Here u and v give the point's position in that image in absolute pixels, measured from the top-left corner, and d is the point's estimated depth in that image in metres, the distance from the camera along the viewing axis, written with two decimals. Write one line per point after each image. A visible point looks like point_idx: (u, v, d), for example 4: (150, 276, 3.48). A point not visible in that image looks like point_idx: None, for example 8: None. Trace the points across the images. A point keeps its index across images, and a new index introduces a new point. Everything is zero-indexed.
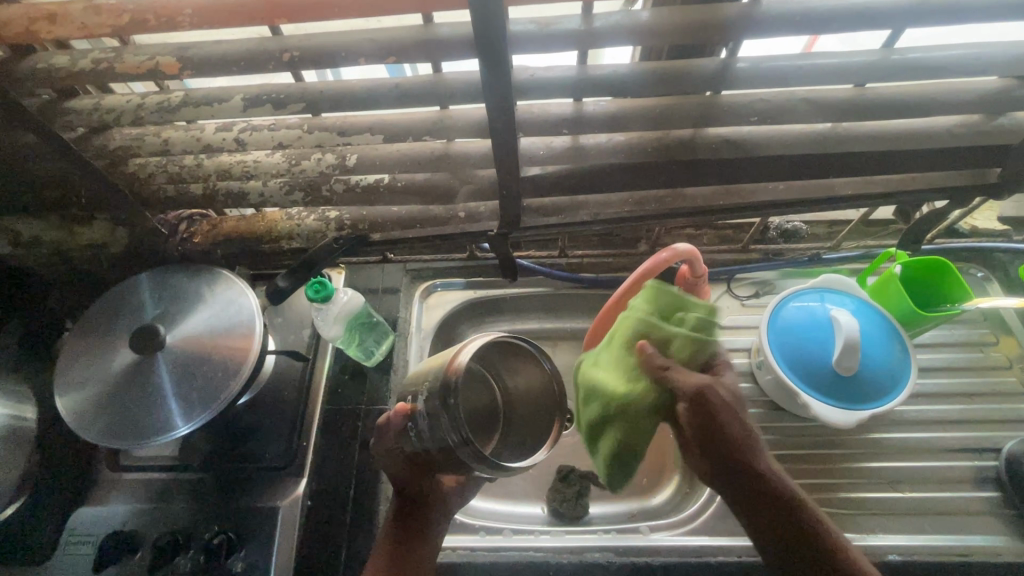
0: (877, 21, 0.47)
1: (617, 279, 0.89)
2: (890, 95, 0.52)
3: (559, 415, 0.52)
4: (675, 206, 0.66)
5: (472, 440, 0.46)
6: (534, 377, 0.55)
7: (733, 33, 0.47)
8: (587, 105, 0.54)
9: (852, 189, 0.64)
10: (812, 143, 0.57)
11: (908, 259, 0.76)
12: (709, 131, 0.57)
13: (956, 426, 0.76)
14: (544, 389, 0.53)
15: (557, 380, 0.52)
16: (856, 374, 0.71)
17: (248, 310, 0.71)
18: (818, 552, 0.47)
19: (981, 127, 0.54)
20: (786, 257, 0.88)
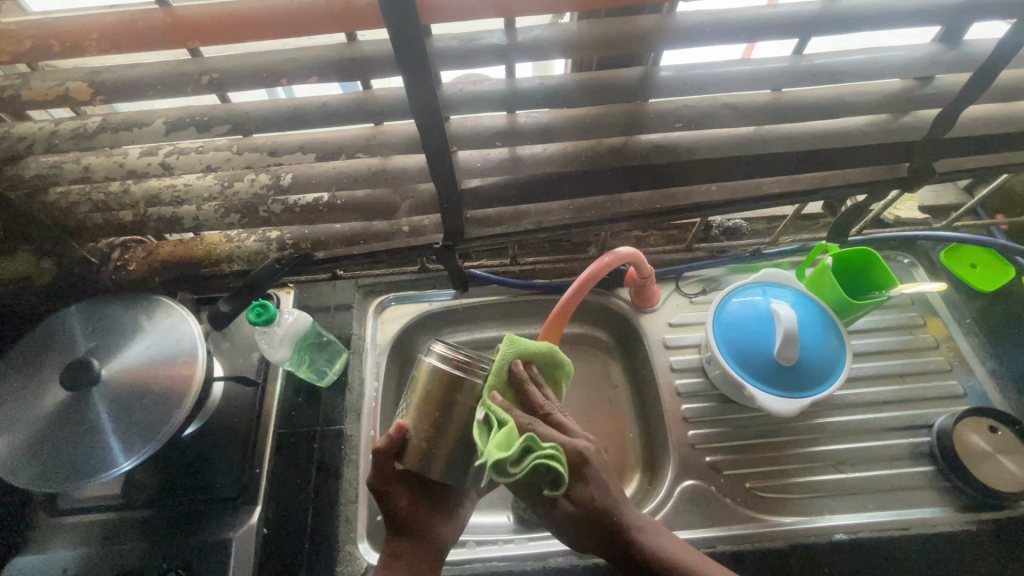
0: (783, 30, 0.49)
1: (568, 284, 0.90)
2: (803, 99, 0.55)
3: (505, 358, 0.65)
4: (615, 211, 0.67)
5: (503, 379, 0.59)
6: None
7: (651, 44, 0.49)
8: (520, 118, 0.55)
9: (780, 188, 0.66)
10: (736, 145, 0.59)
11: (842, 251, 0.80)
12: (640, 138, 0.59)
13: (892, 406, 0.80)
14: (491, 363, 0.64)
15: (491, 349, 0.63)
16: (798, 364, 0.73)
17: (189, 337, 0.68)
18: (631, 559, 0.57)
19: (888, 126, 0.58)
20: (730, 254, 0.91)
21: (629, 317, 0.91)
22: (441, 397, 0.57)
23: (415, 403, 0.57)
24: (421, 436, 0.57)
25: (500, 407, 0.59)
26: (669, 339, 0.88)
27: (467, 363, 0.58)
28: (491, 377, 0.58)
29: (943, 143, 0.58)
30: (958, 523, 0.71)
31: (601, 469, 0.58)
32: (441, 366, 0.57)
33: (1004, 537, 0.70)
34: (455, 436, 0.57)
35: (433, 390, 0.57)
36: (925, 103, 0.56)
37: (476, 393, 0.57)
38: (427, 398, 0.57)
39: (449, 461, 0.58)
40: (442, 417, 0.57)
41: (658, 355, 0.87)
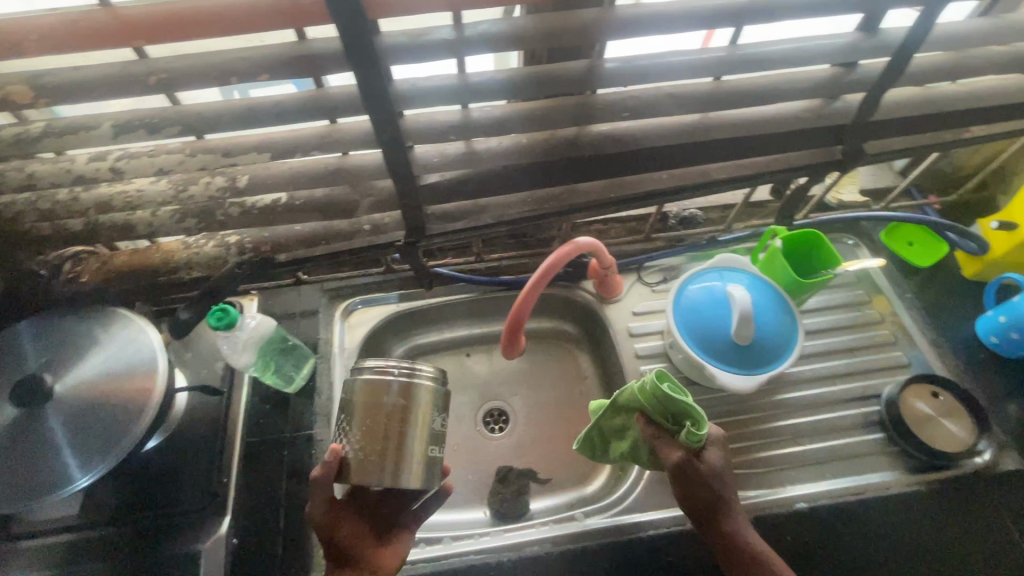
0: (716, 20, 0.52)
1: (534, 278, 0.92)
2: (740, 87, 0.58)
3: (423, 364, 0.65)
4: (572, 201, 0.69)
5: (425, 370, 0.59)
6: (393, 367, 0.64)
7: (595, 35, 0.51)
8: (474, 112, 0.57)
9: (727, 173, 0.69)
10: (682, 133, 0.62)
11: (789, 234, 0.83)
12: (591, 129, 0.61)
13: (845, 379, 0.85)
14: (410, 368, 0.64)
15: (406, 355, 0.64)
16: (754, 342, 0.77)
17: (148, 347, 0.67)
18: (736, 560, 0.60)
19: (821, 111, 0.62)
20: (687, 242, 0.95)
21: (594, 308, 0.93)
22: (378, 410, 0.57)
23: (351, 425, 0.57)
24: (359, 455, 0.56)
25: (434, 403, 0.59)
26: (633, 327, 0.91)
27: (395, 368, 0.58)
28: (417, 378, 0.58)
29: (870, 125, 0.63)
30: (908, 485, 0.75)
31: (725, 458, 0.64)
32: (371, 380, 0.57)
33: (950, 495, 0.74)
34: (374, 439, 0.56)
35: (367, 405, 0.57)
36: (853, 88, 0.59)
37: (409, 392, 0.58)
38: (364, 416, 0.57)
39: (393, 461, 0.56)
40: (378, 425, 0.56)
41: (623, 343, 0.90)
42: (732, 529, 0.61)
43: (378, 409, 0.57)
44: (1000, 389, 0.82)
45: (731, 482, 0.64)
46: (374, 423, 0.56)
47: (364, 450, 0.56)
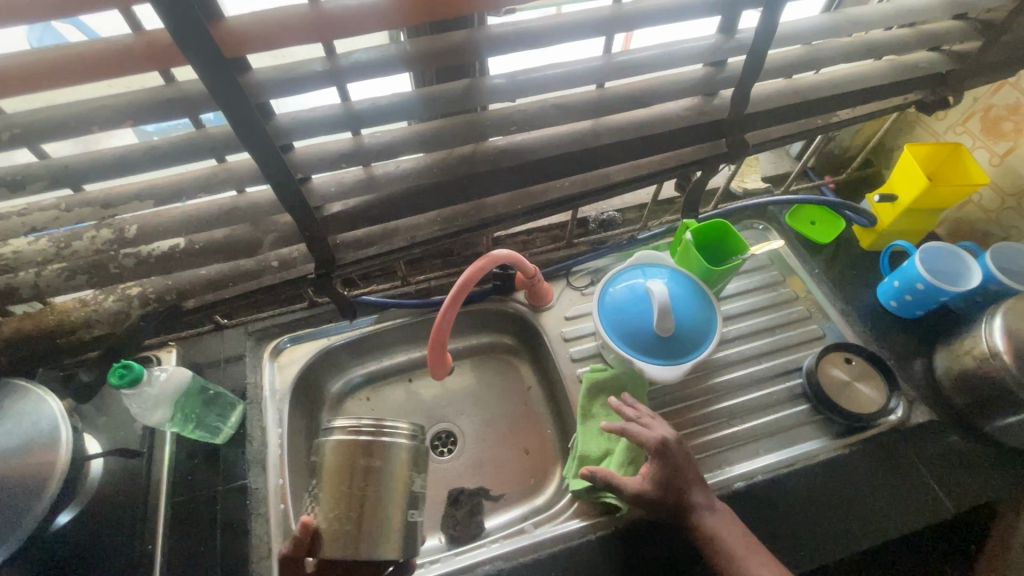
0: (585, 33, 0.55)
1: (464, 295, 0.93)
2: (620, 92, 0.61)
3: None
4: (481, 216, 0.70)
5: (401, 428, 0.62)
6: None
7: (470, 55, 0.53)
8: (364, 138, 0.57)
9: (626, 175, 0.72)
10: (574, 140, 0.64)
11: (699, 226, 0.87)
12: (487, 145, 0.63)
13: (767, 356, 0.89)
14: None
15: None
16: (676, 333, 0.79)
17: (49, 418, 0.63)
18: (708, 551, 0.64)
19: (699, 108, 0.66)
20: (609, 244, 0.98)
21: (526, 318, 0.94)
22: (349, 472, 0.59)
23: (323, 490, 0.59)
24: (334, 522, 0.57)
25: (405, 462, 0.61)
26: (566, 331, 0.93)
27: (366, 428, 0.61)
28: (390, 438, 0.61)
29: (746, 117, 0.67)
30: (836, 449, 0.79)
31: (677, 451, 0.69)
32: (341, 442, 0.59)
33: (873, 454, 0.78)
34: (351, 505, 0.58)
35: (339, 465, 0.59)
36: (725, 85, 0.64)
37: (382, 452, 0.60)
38: (336, 480, 0.58)
39: (368, 524, 0.58)
40: (350, 488, 0.58)
41: (558, 349, 0.91)
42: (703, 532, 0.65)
43: (350, 472, 0.59)
44: (905, 348, 0.88)
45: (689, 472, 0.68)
46: (346, 487, 0.58)
47: (343, 517, 0.58)
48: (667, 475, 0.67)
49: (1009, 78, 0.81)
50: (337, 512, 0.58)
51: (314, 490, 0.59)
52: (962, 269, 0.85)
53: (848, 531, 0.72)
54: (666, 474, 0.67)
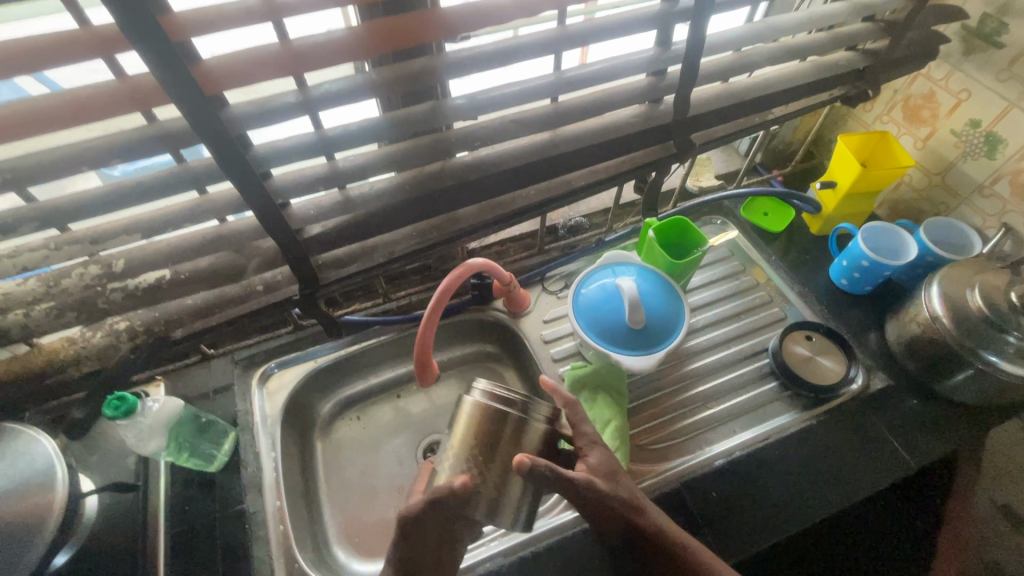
0: (535, 53, 0.60)
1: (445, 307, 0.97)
2: (572, 105, 0.67)
3: None
4: (455, 227, 0.74)
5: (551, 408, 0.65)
6: None
7: (433, 78, 0.57)
8: (340, 162, 0.61)
9: (587, 180, 0.78)
10: (535, 151, 0.70)
11: (660, 223, 0.93)
12: (454, 161, 0.67)
13: (735, 340, 0.95)
14: None
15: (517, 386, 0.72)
16: (647, 325, 0.84)
17: (44, 456, 0.64)
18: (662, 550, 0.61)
19: (646, 115, 0.72)
20: (580, 248, 1.03)
21: (507, 324, 0.99)
22: (496, 436, 0.62)
23: (460, 448, 0.63)
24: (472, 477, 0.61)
25: (541, 442, 0.64)
26: (546, 334, 0.97)
27: (514, 399, 0.64)
28: (534, 414, 0.64)
29: (690, 120, 0.73)
30: (805, 421, 0.84)
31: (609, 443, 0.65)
32: (483, 405, 0.63)
33: (840, 421, 0.84)
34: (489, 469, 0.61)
35: (480, 422, 0.63)
36: (667, 92, 0.70)
37: (522, 430, 0.63)
38: (478, 443, 0.62)
39: (501, 490, 0.62)
40: (492, 452, 0.62)
41: (539, 351, 0.95)
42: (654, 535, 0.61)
43: (491, 438, 0.62)
44: (860, 321, 0.94)
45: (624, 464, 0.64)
46: (488, 452, 0.62)
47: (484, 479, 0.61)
48: (613, 468, 0.63)
49: (921, 70, 0.90)
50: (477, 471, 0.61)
51: (451, 446, 0.63)
52: (900, 245, 0.92)
53: (823, 495, 0.77)
54: (608, 462, 0.63)
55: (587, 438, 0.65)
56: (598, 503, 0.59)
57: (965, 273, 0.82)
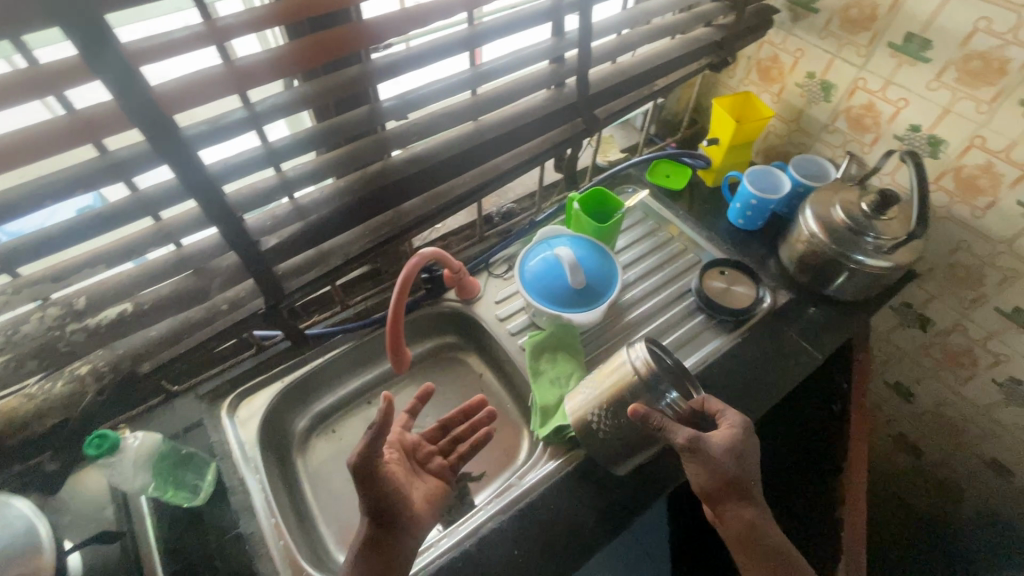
0: (453, 51, 0.68)
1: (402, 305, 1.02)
2: (491, 94, 0.76)
3: (688, 379, 0.83)
4: (404, 221, 0.80)
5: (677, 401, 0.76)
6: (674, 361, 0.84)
7: (366, 83, 0.64)
8: (289, 172, 0.66)
9: (513, 162, 0.86)
10: (465, 140, 0.77)
11: (582, 196, 1.04)
12: (395, 158, 0.73)
13: (664, 287, 1.08)
14: (672, 369, 0.84)
15: (679, 365, 0.83)
16: (587, 285, 0.94)
17: (22, 518, 0.62)
18: (759, 543, 0.72)
19: (555, 97, 0.82)
20: (515, 230, 1.12)
21: (463, 311, 1.05)
22: (629, 395, 0.77)
23: (603, 400, 0.79)
24: (601, 423, 0.79)
25: (676, 413, 0.77)
26: (500, 313, 1.05)
27: (644, 362, 0.77)
28: (669, 402, 0.76)
29: (591, 98, 0.85)
30: (731, 342, 0.98)
31: (746, 448, 0.74)
32: (636, 369, 0.77)
33: (760, 335, 0.99)
34: (614, 424, 0.78)
35: (627, 385, 0.77)
36: (569, 75, 0.80)
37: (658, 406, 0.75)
38: (618, 401, 0.78)
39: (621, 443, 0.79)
40: (620, 416, 0.77)
41: (497, 329, 1.03)
42: (736, 509, 0.73)
43: (622, 398, 0.77)
44: (759, 252, 1.11)
45: (750, 462, 0.74)
46: (617, 408, 0.78)
47: (608, 426, 0.78)
48: (739, 449, 0.73)
49: (765, 37, 1.09)
50: (607, 419, 0.78)
51: (599, 386, 0.80)
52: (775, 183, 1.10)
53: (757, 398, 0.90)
54: (727, 447, 0.73)
55: (725, 421, 0.76)
56: (705, 465, 0.72)
57: (829, 194, 1.00)
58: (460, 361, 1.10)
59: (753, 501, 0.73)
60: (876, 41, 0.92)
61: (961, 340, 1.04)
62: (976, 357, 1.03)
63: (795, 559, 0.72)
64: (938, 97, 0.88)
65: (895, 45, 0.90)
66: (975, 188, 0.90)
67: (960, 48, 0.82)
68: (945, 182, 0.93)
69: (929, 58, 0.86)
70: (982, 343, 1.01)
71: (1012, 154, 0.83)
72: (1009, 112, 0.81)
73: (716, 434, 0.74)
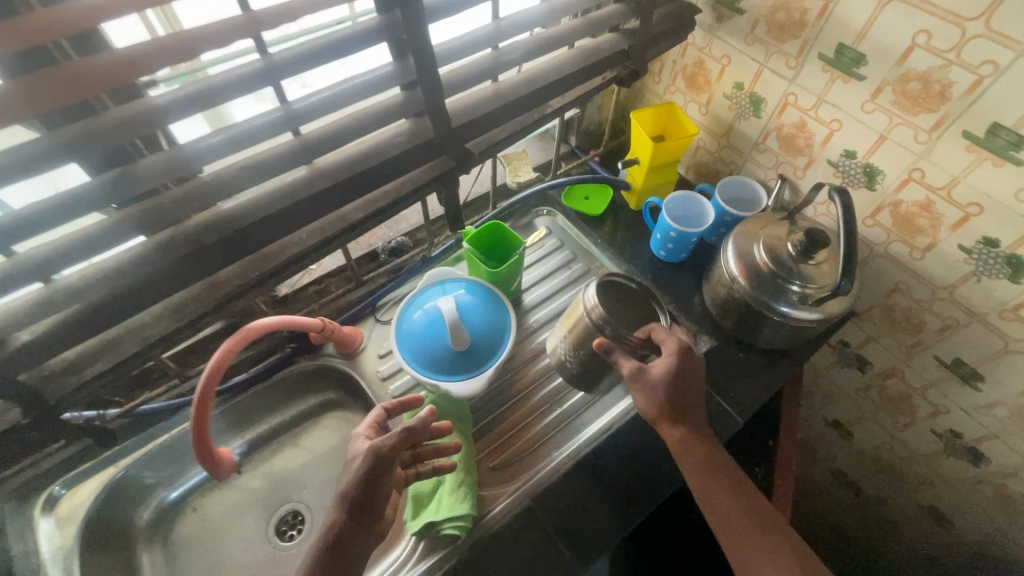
0: (240, 91, 0.52)
1: (272, 364, 0.90)
2: (322, 132, 0.61)
3: (654, 300, 0.80)
4: (225, 291, 0.64)
5: (655, 330, 0.75)
6: (639, 296, 0.80)
7: (108, 142, 0.48)
8: (23, 258, 0.50)
9: (363, 212, 0.70)
10: (289, 194, 0.61)
11: (478, 231, 0.90)
12: (190, 223, 0.58)
13: (573, 333, 0.96)
14: (637, 296, 0.80)
15: (641, 288, 0.79)
16: (472, 346, 0.81)
17: None
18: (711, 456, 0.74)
19: (410, 132, 0.66)
20: (407, 268, 0.97)
21: (342, 367, 0.92)
22: (580, 332, 0.77)
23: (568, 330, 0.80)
24: (566, 362, 0.82)
25: (626, 354, 0.75)
26: (384, 370, 0.91)
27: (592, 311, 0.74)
28: (625, 335, 0.74)
29: (459, 131, 0.68)
30: None
31: (684, 370, 0.74)
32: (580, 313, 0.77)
33: None
34: (578, 357, 0.79)
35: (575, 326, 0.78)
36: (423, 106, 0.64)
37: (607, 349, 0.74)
38: (571, 336, 0.79)
39: (586, 375, 0.81)
40: (578, 349, 0.78)
41: (380, 390, 0.90)
42: (668, 430, 0.74)
43: (580, 342, 0.78)
44: (683, 288, 0.99)
45: (693, 390, 0.75)
46: (575, 347, 0.79)
47: (571, 358, 0.80)
48: (679, 387, 0.74)
49: (688, 40, 0.93)
50: (569, 358, 0.81)
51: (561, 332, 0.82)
52: (700, 210, 0.97)
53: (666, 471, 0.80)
54: (688, 377, 0.74)
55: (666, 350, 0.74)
56: (643, 392, 0.74)
57: (755, 227, 0.87)
58: (348, 418, 0.97)
59: (687, 420, 0.74)
60: (806, 52, 0.77)
61: (899, 384, 0.95)
62: (915, 403, 0.94)
63: (725, 507, 0.73)
64: (873, 122, 0.75)
65: (826, 58, 0.75)
66: (914, 227, 0.78)
67: (897, 67, 0.68)
68: (882, 217, 0.81)
69: (863, 76, 0.72)
70: (920, 390, 0.91)
71: (954, 193, 0.71)
72: (950, 145, 0.68)
73: (659, 363, 0.74)
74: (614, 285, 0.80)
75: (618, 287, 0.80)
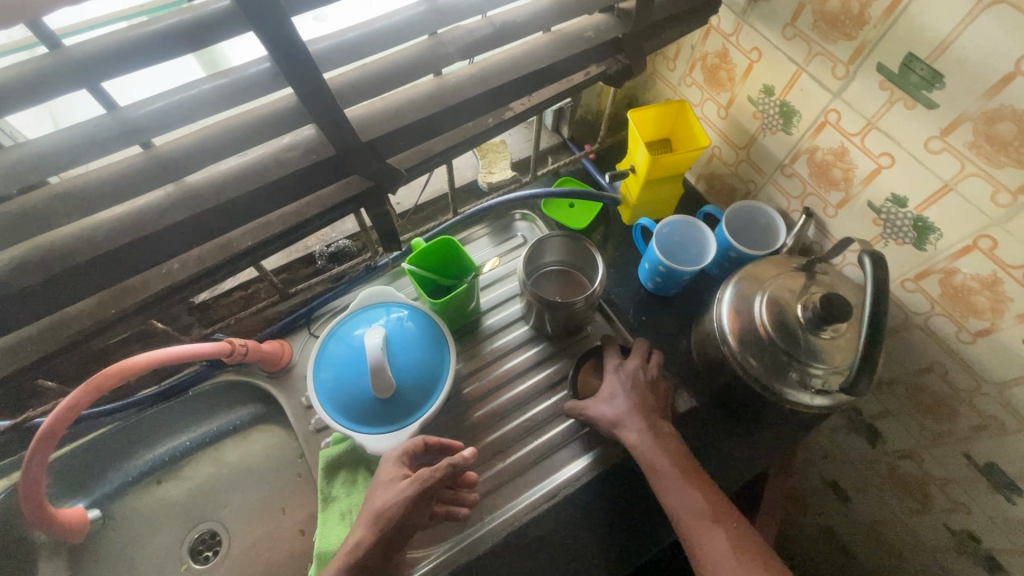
0: (26, 99, 0.37)
1: (195, 374, 0.82)
2: (178, 148, 0.46)
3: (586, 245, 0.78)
4: (69, 332, 0.52)
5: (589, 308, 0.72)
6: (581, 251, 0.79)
7: None
8: None
9: (252, 239, 0.56)
10: (138, 222, 0.47)
11: (428, 246, 0.76)
12: (5, 255, 0.46)
13: (534, 369, 0.83)
14: (573, 246, 0.80)
15: (573, 241, 0.79)
16: (399, 392, 0.70)
17: None
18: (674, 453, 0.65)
19: (305, 145, 0.51)
20: (349, 276, 0.85)
21: (267, 385, 0.82)
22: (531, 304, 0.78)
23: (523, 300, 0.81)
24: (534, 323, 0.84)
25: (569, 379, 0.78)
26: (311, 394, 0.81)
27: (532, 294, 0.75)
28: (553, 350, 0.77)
29: (372, 145, 0.52)
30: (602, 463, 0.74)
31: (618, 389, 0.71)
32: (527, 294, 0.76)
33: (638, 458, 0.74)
34: (540, 322, 0.81)
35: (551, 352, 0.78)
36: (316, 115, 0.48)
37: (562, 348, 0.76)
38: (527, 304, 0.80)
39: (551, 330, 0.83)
40: (537, 317, 0.80)
41: (303, 418, 0.80)
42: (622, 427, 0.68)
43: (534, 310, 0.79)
44: (669, 328, 0.83)
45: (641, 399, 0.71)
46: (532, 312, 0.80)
47: (536, 322, 0.83)
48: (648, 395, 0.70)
49: (711, 23, 0.73)
50: (533, 319, 0.83)
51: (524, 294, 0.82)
52: (702, 239, 0.81)
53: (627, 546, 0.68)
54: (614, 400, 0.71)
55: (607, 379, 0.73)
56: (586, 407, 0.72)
57: (763, 274, 0.70)
58: (279, 435, 0.88)
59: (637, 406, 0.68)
60: (860, 59, 0.58)
61: (914, 469, 0.79)
62: (930, 493, 0.79)
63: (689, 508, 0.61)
64: (938, 166, 0.55)
65: (887, 71, 0.56)
66: (968, 305, 0.60)
67: (986, 98, 0.49)
68: (927, 283, 0.63)
69: (933, 103, 0.53)
70: (939, 483, 0.76)
71: None
72: None
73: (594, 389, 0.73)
74: (542, 247, 0.80)
75: (578, 247, 0.80)
